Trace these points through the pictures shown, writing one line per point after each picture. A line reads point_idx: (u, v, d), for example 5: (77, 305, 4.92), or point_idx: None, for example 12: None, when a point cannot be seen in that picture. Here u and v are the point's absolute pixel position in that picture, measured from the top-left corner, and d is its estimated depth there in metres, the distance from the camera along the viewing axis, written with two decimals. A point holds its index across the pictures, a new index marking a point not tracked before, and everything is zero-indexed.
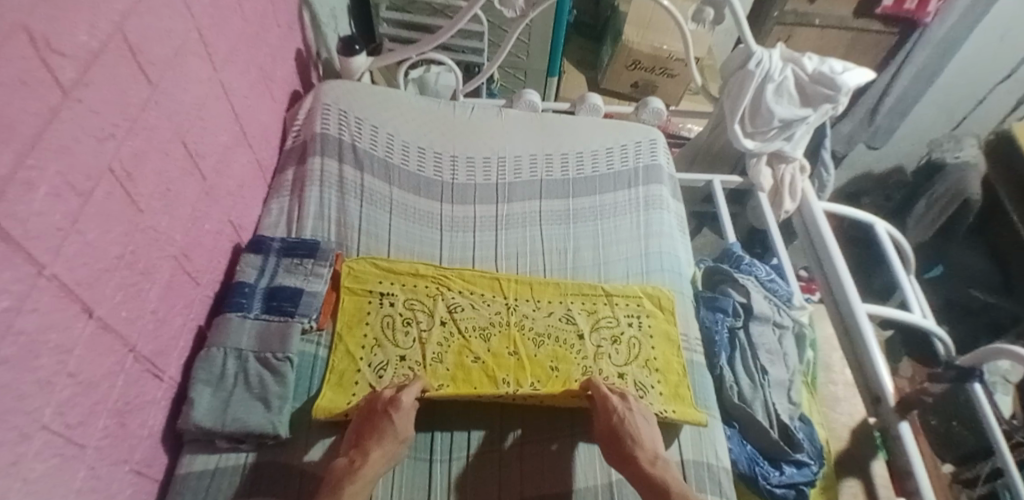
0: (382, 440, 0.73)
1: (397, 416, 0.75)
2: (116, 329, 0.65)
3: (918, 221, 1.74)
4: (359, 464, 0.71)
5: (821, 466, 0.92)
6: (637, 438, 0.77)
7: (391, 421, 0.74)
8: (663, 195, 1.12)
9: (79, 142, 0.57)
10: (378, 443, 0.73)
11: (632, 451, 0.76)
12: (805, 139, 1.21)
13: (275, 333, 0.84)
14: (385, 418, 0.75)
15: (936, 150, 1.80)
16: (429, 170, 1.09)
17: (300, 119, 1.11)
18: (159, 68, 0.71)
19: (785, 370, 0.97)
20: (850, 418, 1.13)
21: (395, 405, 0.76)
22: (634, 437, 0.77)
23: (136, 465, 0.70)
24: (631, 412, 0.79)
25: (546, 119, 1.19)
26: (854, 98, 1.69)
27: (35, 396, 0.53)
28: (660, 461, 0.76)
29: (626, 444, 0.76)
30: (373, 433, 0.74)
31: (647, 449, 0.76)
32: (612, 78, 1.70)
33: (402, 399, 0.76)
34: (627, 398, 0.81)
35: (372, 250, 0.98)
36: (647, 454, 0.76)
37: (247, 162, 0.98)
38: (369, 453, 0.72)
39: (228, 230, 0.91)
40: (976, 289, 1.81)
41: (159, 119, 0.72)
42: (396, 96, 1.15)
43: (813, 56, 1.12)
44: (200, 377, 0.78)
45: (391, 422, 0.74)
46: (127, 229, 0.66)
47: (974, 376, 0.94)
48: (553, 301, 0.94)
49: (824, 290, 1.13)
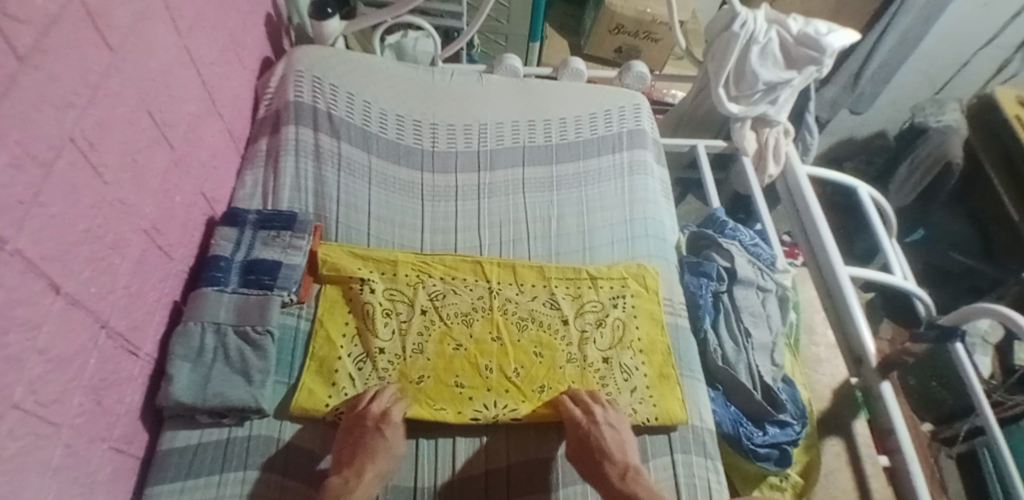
0: (374, 456, 0.73)
1: (389, 431, 0.75)
2: (87, 304, 0.63)
3: (901, 182, 1.78)
4: (353, 485, 0.71)
5: (804, 426, 0.92)
6: (607, 452, 0.76)
7: (384, 437, 0.74)
8: (647, 160, 1.11)
9: (39, 110, 0.54)
10: (372, 461, 0.73)
11: (603, 466, 0.76)
12: (789, 103, 1.20)
13: (254, 307, 0.82)
14: (378, 434, 0.74)
15: (918, 114, 1.77)
16: (409, 138, 1.06)
17: (272, 87, 1.07)
18: (121, 32, 0.67)
19: (768, 332, 0.98)
20: (832, 378, 1.15)
21: (386, 420, 0.75)
22: (603, 451, 0.76)
23: (115, 442, 0.69)
24: (597, 424, 0.77)
25: (528, 85, 1.16)
26: (839, 61, 1.68)
27: (5, 373, 0.51)
28: (630, 473, 0.76)
29: (597, 460, 0.76)
30: (365, 452, 0.73)
31: (616, 462, 0.76)
32: (595, 44, 1.66)
33: (393, 414, 0.76)
34: (593, 411, 0.79)
35: (352, 220, 0.96)
36: (618, 468, 0.75)
37: (218, 132, 0.94)
38: (363, 472, 0.72)
39: (201, 203, 0.88)
40: (955, 253, 1.85)
41: (124, 87, 0.68)
42: (374, 64, 1.11)
43: (799, 18, 1.09)
44: (178, 353, 0.76)
45: (383, 437, 0.74)
46: (93, 201, 0.63)
47: (957, 335, 0.94)
48: (537, 284, 0.93)
49: (807, 254, 1.14)
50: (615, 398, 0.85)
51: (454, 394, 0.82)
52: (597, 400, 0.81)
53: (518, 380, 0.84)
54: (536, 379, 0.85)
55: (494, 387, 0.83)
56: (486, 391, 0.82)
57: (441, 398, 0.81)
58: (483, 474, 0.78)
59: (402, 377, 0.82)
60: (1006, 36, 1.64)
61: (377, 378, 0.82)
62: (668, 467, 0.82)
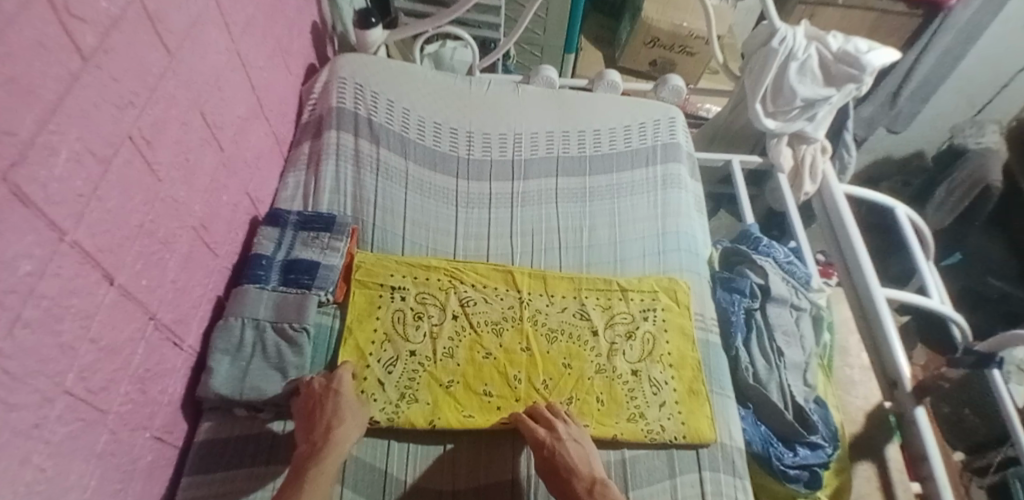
0: (338, 413, 0.74)
1: (343, 391, 0.77)
2: (136, 296, 0.65)
3: (938, 206, 1.72)
4: (323, 446, 0.71)
5: (835, 448, 0.90)
6: (573, 467, 0.74)
7: (338, 395, 0.76)
8: (681, 174, 1.10)
9: (100, 109, 0.57)
10: (339, 421, 0.73)
11: (569, 482, 0.74)
12: (827, 120, 1.18)
13: (293, 305, 0.84)
14: (332, 395, 0.76)
15: (957, 135, 1.73)
16: (445, 146, 1.08)
17: (316, 93, 1.11)
18: (177, 36, 0.70)
19: (801, 352, 0.96)
20: (865, 402, 1.12)
21: (332, 382, 0.77)
22: (569, 466, 0.74)
23: (156, 431, 0.71)
24: (562, 441, 0.76)
25: (563, 97, 1.17)
26: (877, 80, 1.65)
27: (58, 359, 0.53)
28: (597, 486, 0.73)
29: (565, 477, 0.74)
30: (326, 410, 0.74)
31: (584, 475, 0.74)
32: (630, 56, 1.67)
33: (339, 376, 0.78)
34: (555, 427, 0.77)
35: (388, 224, 0.98)
36: (584, 483, 0.73)
37: (264, 135, 0.97)
38: (330, 432, 0.72)
39: (245, 203, 0.91)
40: (992, 277, 1.79)
41: (178, 89, 0.71)
42: (414, 72, 1.14)
43: (839, 35, 1.08)
44: (220, 346, 0.78)
45: (339, 396, 0.76)
46: (146, 198, 0.66)
47: (994, 362, 0.93)
48: (567, 295, 0.93)
49: (842, 273, 1.12)
50: (643, 412, 0.84)
51: (482, 402, 0.82)
52: (559, 416, 0.80)
53: (545, 392, 0.85)
54: (564, 390, 0.85)
55: (522, 398, 0.84)
56: (514, 401, 0.83)
57: (468, 403, 0.82)
58: (510, 481, 0.79)
59: (431, 381, 0.83)
60: None
61: (407, 380, 0.83)
62: (696, 484, 0.81)
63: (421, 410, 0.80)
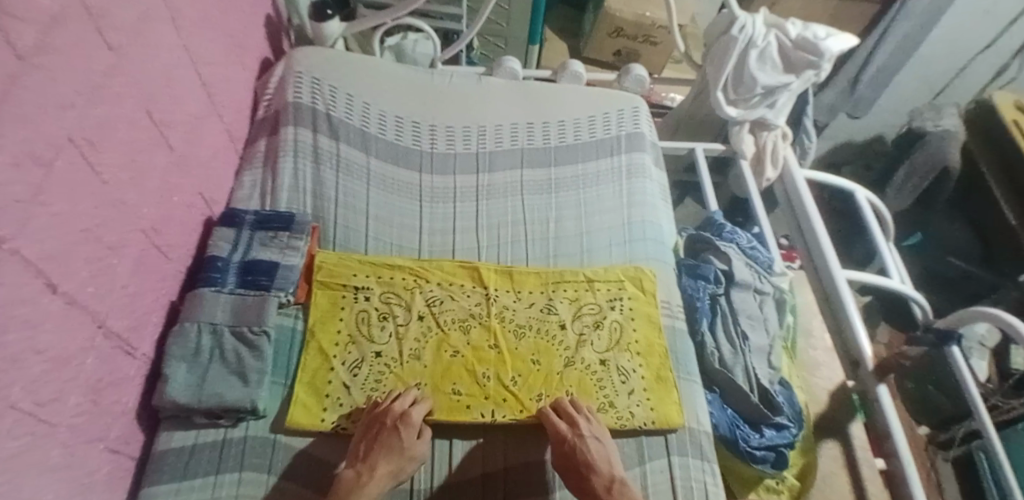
0: (390, 453, 0.73)
1: (406, 431, 0.75)
2: (84, 304, 0.62)
3: (898, 190, 1.77)
4: (365, 479, 0.71)
5: (800, 428, 0.92)
6: (594, 465, 0.75)
7: (400, 436, 0.74)
8: (645, 163, 1.11)
9: (41, 110, 0.54)
10: (386, 457, 0.73)
11: (589, 479, 0.75)
12: (787, 106, 1.20)
13: (252, 307, 0.82)
14: (394, 433, 0.74)
15: (916, 119, 1.77)
16: (408, 140, 1.07)
17: (271, 88, 1.07)
18: (122, 33, 0.67)
19: (766, 335, 0.97)
20: (829, 382, 1.15)
21: (405, 421, 0.75)
22: (589, 464, 0.75)
23: (111, 443, 0.69)
24: (583, 438, 0.76)
25: (527, 88, 1.17)
26: (837, 67, 1.66)
27: (5, 373, 0.51)
28: (615, 485, 0.75)
29: (583, 473, 0.75)
30: (382, 449, 0.73)
31: (603, 474, 0.75)
32: (595, 47, 1.67)
33: (412, 413, 0.77)
34: (577, 424, 0.78)
35: (350, 222, 0.96)
36: (603, 481, 0.75)
37: (218, 133, 0.94)
38: (375, 468, 0.72)
39: (199, 203, 0.88)
40: (953, 257, 1.85)
41: (123, 87, 0.68)
42: (374, 65, 1.12)
43: (797, 22, 1.09)
44: (174, 353, 0.76)
45: (401, 437, 0.74)
46: (92, 201, 0.63)
47: (954, 339, 0.94)
48: (535, 290, 0.93)
49: (805, 258, 1.14)
50: (612, 401, 0.85)
51: (450, 401, 0.81)
52: (580, 411, 0.81)
53: (515, 389, 0.84)
54: (534, 386, 0.84)
55: (491, 396, 0.82)
56: (484, 399, 0.82)
57: (436, 401, 0.81)
58: (480, 477, 0.79)
59: (399, 381, 0.82)
60: (1006, 39, 1.63)
61: (374, 382, 0.82)
62: (665, 469, 0.81)
63: None
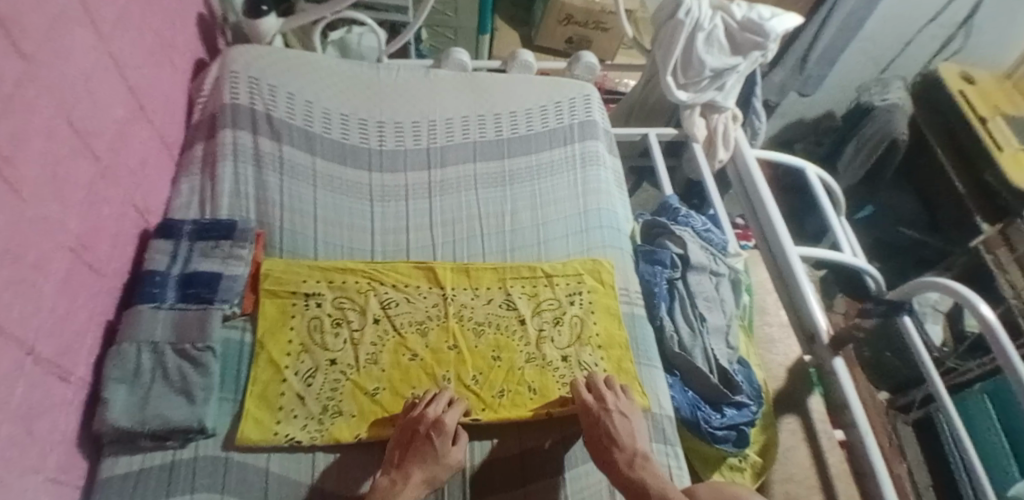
0: (424, 461, 0.72)
1: (440, 439, 0.73)
2: (9, 330, 0.57)
3: (849, 163, 1.81)
4: (400, 487, 0.69)
5: (759, 405, 0.95)
6: (616, 437, 0.76)
7: (433, 443, 0.73)
8: (599, 151, 1.10)
9: None
10: (420, 465, 0.71)
11: (611, 452, 0.76)
12: (736, 88, 1.21)
13: (194, 322, 0.79)
14: (428, 442, 0.73)
15: (864, 95, 1.81)
16: (355, 137, 1.04)
17: (206, 89, 1.03)
18: (35, 40, 0.62)
19: (722, 316, 0.99)
20: (785, 358, 1.17)
21: (439, 425, 0.74)
22: (611, 436, 0.76)
23: (50, 473, 0.65)
24: (607, 411, 0.78)
25: (477, 80, 1.15)
26: (785, 46, 1.68)
27: None
28: (638, 459, 0.75)
29: (607, 446, 0.76)
30: (417, 457, 0.72)
31: (626, 449, 0.76)
32: (545, 35, 1.66)
33: (446, 420, 0.75)
34: (605, 398, 0.79)
35: (297, 226, 0.93)
36: (626, 455, 0.75)
37: (149, 139, 0.89)
38: (410, 476, 0.70)
39: (132, 215, 0.84)
40: (903, 227, 1.91)
41: (40, 98, 0.64)
42: (316, 61, 1.08)
43: (742, 4, 1.11)
44: (113, 375, 0.71)
45: (434, 446, 0.72)
46: (10, 220, 0.58)
47: (904, 309, 0.98)
48: (492, 286, 0.92)
49: (758, 237, 1.16)
50: None
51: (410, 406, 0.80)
52: (611, 388, 0.82)
53: (475, 387, 0.83)
54: (494, 383, 0.83)
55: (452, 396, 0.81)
56: None
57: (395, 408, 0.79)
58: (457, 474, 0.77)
59: (355, 388, 0.80)
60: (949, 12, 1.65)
61: (330, 390, 0.79)
62: None
63: (346, 423, 0.77)
